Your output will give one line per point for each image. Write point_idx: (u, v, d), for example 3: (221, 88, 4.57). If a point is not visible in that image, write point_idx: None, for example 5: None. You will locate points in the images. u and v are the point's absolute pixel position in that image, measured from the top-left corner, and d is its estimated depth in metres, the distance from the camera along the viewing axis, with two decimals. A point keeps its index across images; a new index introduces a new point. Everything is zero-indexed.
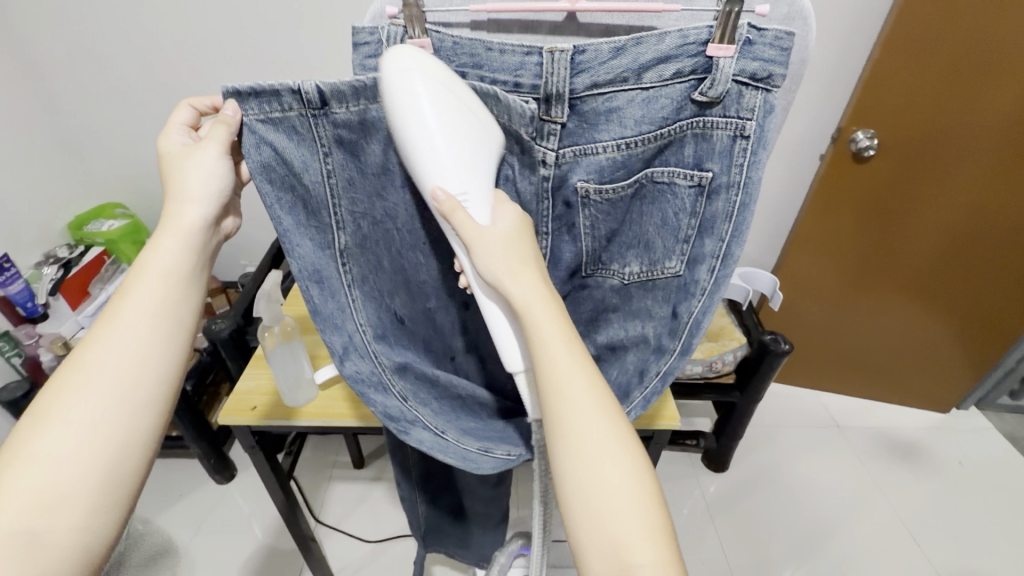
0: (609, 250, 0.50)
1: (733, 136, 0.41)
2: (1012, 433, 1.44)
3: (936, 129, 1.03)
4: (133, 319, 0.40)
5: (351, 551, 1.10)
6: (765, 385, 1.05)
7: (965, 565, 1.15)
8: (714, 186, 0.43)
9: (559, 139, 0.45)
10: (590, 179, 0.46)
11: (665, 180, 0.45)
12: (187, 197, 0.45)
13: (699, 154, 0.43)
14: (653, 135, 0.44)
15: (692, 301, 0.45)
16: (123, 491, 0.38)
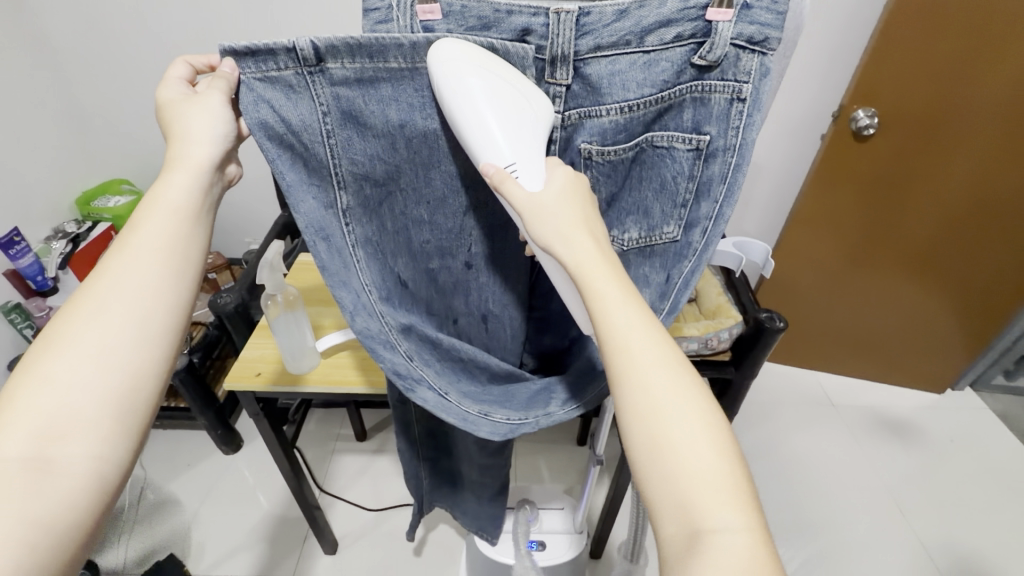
0: (609, 215, 0.48)
1: (731, 99, 0.40)
2: (1004, 413, 1.46)
3: (946, 103, 1.02)
4: (146, 248, 0.41)
5: (355, 518, 1.14)
6: (762, 360, 1.06)
7: (952, 538, 1.18)
8: (711, 150, 0.42)
9: (564, 102, 0.44)
10: (591, 141, 0.45)
11: (664, 145, 0.44)
12: (191, 132, 0.45)
13: (697, 119, 0.42)
14: (654, 98, 0.42)
15: (683, 263, 0.44)
16: (136, 420, 0.38)
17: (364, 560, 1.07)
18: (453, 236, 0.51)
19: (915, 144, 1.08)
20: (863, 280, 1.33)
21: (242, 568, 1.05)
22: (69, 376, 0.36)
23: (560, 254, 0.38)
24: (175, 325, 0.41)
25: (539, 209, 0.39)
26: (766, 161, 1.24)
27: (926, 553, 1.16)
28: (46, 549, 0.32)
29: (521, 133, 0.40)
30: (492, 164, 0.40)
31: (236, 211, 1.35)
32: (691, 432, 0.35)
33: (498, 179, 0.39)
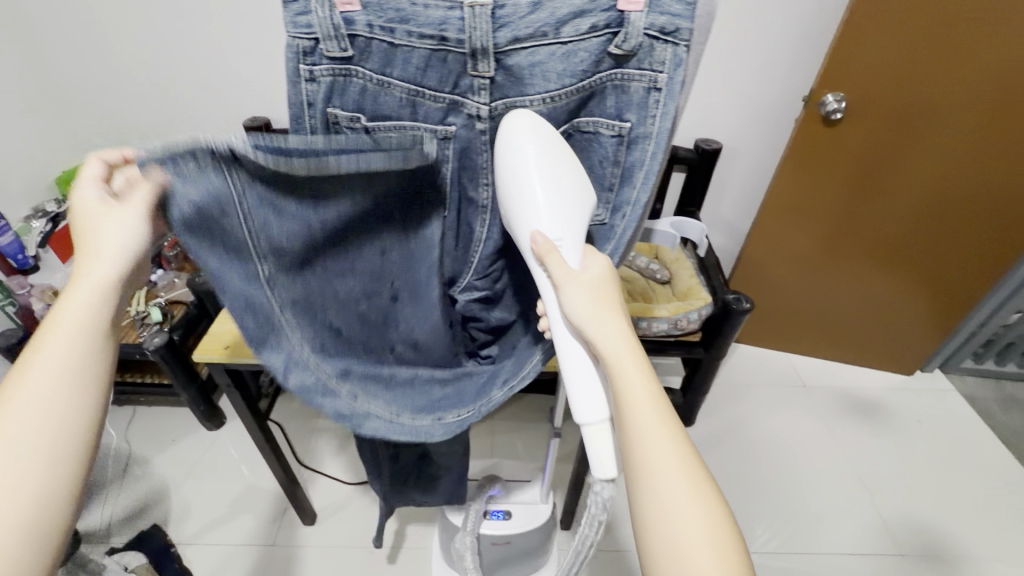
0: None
1: (648, 88, 0.42)
2: (970, 395, 1.50)
3: (910, 90, 1.03)
4: (44, 367, 0.40)
5: (334, 491, 1.18)
6: (729, 340, 1.09)
7: (911, 513, 1.23)
8: (633, 137, 0.44)
9: (490, 93, 0.43)
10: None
11: (590, 130, 0.46)
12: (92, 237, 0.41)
13: (619, 106, 0.44)
14: (575, 87, 0.43)
15: (606, 245, 0.48)
16: (48, 544, 0.38)
17: (343, 531, 1.11)
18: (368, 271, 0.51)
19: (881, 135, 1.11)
20: (833, 267, 1.36)
21: (225, 537, 1.09)
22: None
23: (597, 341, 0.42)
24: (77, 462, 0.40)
25: (574, 286, 0.43)
26: (742, 145, 1.26)
27: (884, 527, 1.20)
28: None
29: (566, 209, 0.43)
30: (540, 234, 0.43)
31: None
32: (696, 517, 0.40)
33: (544, 250, 0.42)
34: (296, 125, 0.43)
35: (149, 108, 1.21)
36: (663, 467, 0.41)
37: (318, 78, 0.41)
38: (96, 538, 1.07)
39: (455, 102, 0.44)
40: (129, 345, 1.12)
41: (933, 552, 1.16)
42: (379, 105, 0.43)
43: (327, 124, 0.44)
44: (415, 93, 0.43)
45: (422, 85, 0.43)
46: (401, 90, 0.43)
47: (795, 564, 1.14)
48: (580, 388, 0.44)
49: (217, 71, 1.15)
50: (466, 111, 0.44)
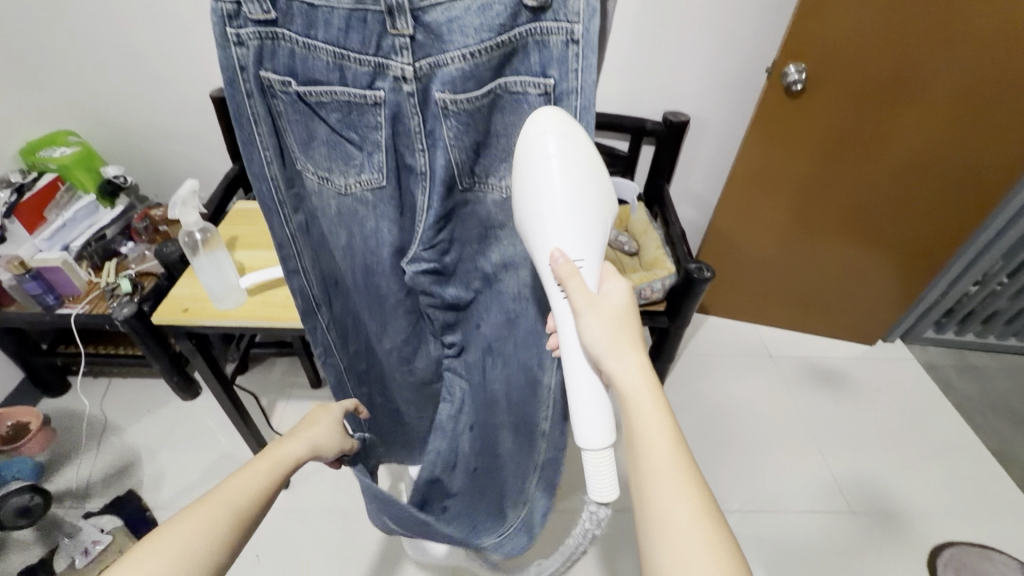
0: (481, 163, 0.52)
1: (566, 41, 0.44)
2: (930, 362, 1.56)
3: (867, 60, 1.05)
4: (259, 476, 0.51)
5: (308, 457, 1.21)
6: (692, 310, 1.12)
7: (864, 474, 1.28)
8: (558, 93, 0.47)
9: (411, 53, 0.44)
10: (444, 90, 0.45)
11: (518, 90, 0.48)
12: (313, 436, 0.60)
13: (542, 62, 0.46)
14: (495, 42, 0.44)
15: None
16: None
17: (316, 494, 1.15)
18: (295, 238, 0.53)
19: (849, 108, 1.13)
20: (803, 239, 1.39)
21: None
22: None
23: (607, 366, 0.48)
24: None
25: (595, 308, 0.49)
26: (709, 117, 1.27)
27: (838, 487, 1.25)
28: None
29: (580, 235, 0.47)
30: (562, 254, 0.47)
31: (189, 164, 1.37)
32: (690, 533, 0.41)
33: (566, 272, 0.47)
34: (230, 89, 0.43)
35: (113, 78, 1.20)
36: (664, 480, 0.43)
37: (246, 43, 0.42)
38: (77, 494, 1.11)
39: (379, 65, 0.44)
40: (99, 315, 1.11)
41: (882, 509, 1.22)
42: (309, 70, 0.44)
43: (262, 87, 0.44)
44: (341, 56, 0.44)
45: (346, 47, 0.43)
46: (328, 53, 0.43)
47: (750, 521, 1.19)
48: (584, 409, 0.50)
49: (182, 37, 1.14)
50: (391, 73, 0.44)
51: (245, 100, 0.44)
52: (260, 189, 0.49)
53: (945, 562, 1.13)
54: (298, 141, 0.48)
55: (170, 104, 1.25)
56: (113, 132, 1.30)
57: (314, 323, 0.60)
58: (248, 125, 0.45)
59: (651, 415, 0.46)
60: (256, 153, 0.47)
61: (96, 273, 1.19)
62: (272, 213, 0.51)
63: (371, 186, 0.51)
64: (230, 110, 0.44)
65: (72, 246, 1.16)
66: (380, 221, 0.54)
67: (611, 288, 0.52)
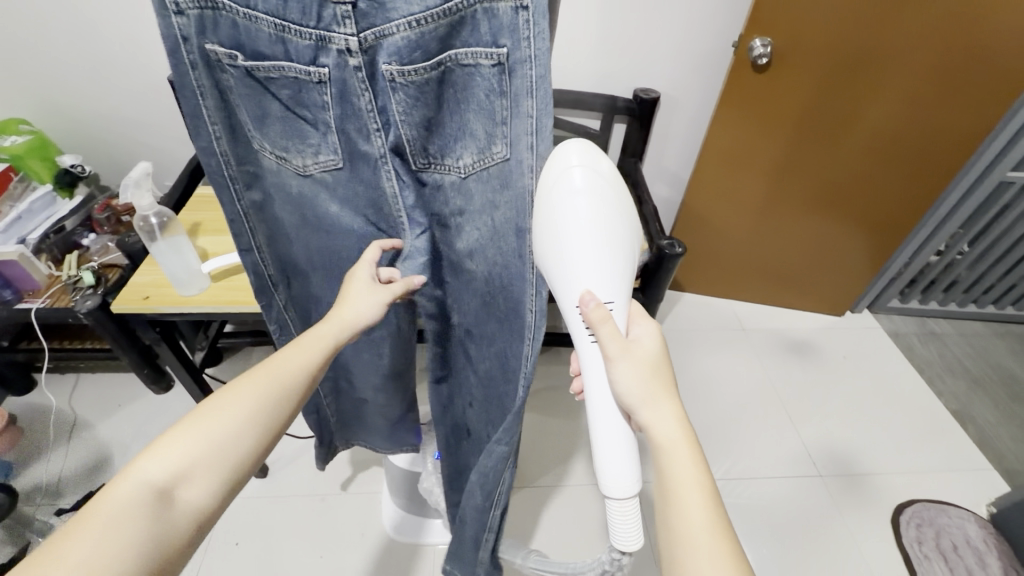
0: (435, 143, 0.49)
1: (516, 7, 0.40)
2: (895, 330, 1.61)
3: (830, 31, 1.06)
4: (310, 349, 0.52)
5: (286, 445, 1.21)
6: (664, 284, 1.16)
7: (830, 437, 1.33)
8: (512, 64, 0.42)
9: (355, 22, 0.42)
10: (390, 61, 0.43)
11: (469, 62, 0.43)
12: (355, 310, 0.56)
13: (493, 31, 0.41)
14: (441, 10, 0.40)
15: (523, 178, 0.47)
16: (237, 481, 0.45)
17: (295, 481, 1.15)
18: (247, 218, 0.54)
19: (817, 81, 1.14)
20: (774, 213, 1.42)
21: None
22: (142, 482, 0.40)
23: (641, 416, 0.49)
24: (245, 467, 0.45)
25: (624, 351, 0.49)
26: (679, 94, 1.28)
27: (806, 452, 1.30)
28: (149, 559, 0.38)
29: (610, 278, 0.47)
30: (592, 297, 0.47)
31: (151, 152, 1.32)
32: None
33: (597, 317, 0.46)
34: (173, 61, 0.41)
35: (63, 64, 1.15)
36: (701, 538, 0.43)
37: (185, 11, 0.40)
38: (54, 490, 1.09)
39: (321, 38, 0.43)
40: (60, 309, 1.08)
41: (848, 471, 1.26)
42: (253, 42, 0.42)
43: (207, 60, 0.43)
44: (281, 28, 0.42)
45: (285, 18, 0.42)
46: (268, 25, 0.42)
47: (723, 487, 1.23)
48: (616, 458, 0.50)
49: (133, 21, 1.10)
50: (334, 46, 0.43)
51: (190, 72, 0.42)
52: (209, 163, 0.49)
53: (908, 518, 1.18)
54: (251, 117, 0.47)
55: (126, 90, 1.20)
56: (67, 120, 1.25)
57: (271, 302, 0.63)
58: (193, 97, 0.44)
59: (686, 471, 0.47)
60: (204, 127, 0.46)
61: (56, 266, 1.15)
62: (223, 188, 0.51)
63: (328, 166, 0.51)
64: (174, 80, 0.42)
65: (29, 239, 1.12)
66: (337, 202, 0.55)
67: (639, 332, 0.52)
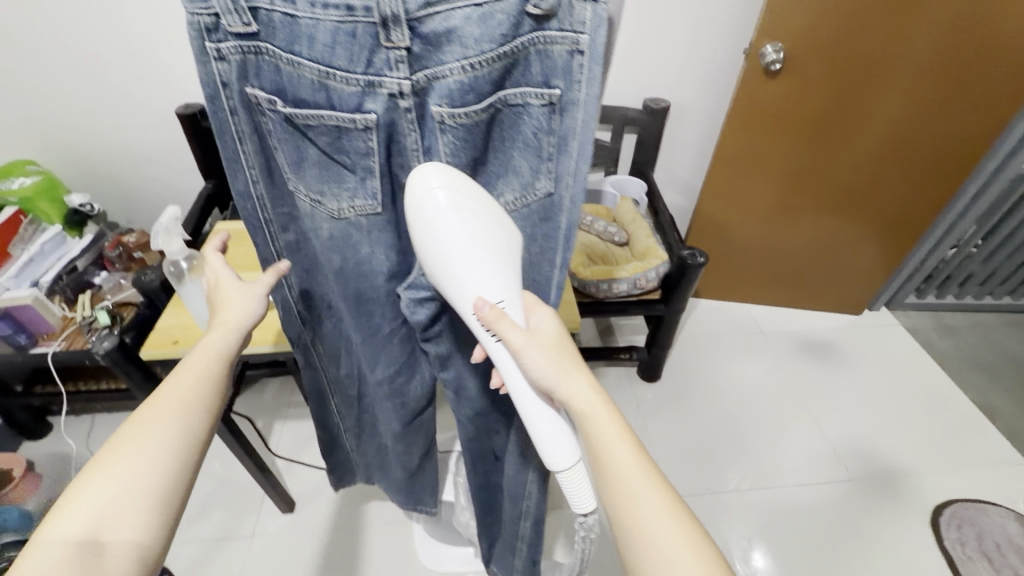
0: (478, 181, 0.47)
1: (571, 51, 0.40)
2: (913, 326, 1.60)
3: (844, 34, 1.06)
4: (199, 366, 0.50)
5: (313, 477, 1.18)
6: (686, 295, 1.15)
7: (860, 439, 1.31)
8: (563, 104, 0.42)
9: (408, 66, 0.39)
10: (441, 103, 0.41)
11: (518, 102, 0.42)
12: (238, 309, 0.53)
13: (545, 72, 0.41)
14: (496, 54, 0.39)
15: (559, 215, 0.49)
16: (171, 511, 0.44)
17: (322, 515, 1.12)
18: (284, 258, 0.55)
19: (830, 85, 1.13)
20: (787, 216, 1.41)
21: (205, 533, 1.08)
22: (59, 542, 0.40)
23: (554, 392, 0.47)
24: (172, 494, 0.44)
25: (530, 342, 0.47)
26: (687, 105, 1.28)
27: (838, 455, 1.28)
28: None
29: (499, 276, 0.45)
30: (485, 301, 0.45)
31: (158, 185, 1.31)
32: (677, 543, 0.42)
33: (493, 318, 0.45)
34: (212, 105, 0.41)
35: (71, 106, 1.14)
36: (639, 492, 0.44)
37: (227, 57, 0.39)
38: None
39: (369, 84, 0.40)
40: (77, 351, 1.05)
41: (882, 473, 1.25)
42: (295, 88, 0.40)
43: (247, 104, 0.42)
44: (326, 74, 0.39)
45: (331, 64, 0.39)
46: (312, 70, 0.39)
47: (756, 496, 1.21)
48: (547, 432, 0.50)
49: (141, 61, 1.09)
50: (385, 91, 0.40)
51: (229, 117, 0.42)
52: (244, 205, 0.49)
53: (948, 519, 1.16)
54: (288, 160, 0.45)
55: (133, 127, 1.20)
56: (74, 159, 1.24)
57: (302, 340, 0.65)
58: (233, 142, 0.44)
59: (609, 431, 0.46)
60: (241, 170, 0.46)
61: (70, 306, 1.12)
62: (258, 231, 0.52)
63: (366, 212, 0.47)
64: (213, 125, 0.43)
65: (42, 281, 1.10)
66: (375, 246, 0.51)
67: (539, 320, 0.50)
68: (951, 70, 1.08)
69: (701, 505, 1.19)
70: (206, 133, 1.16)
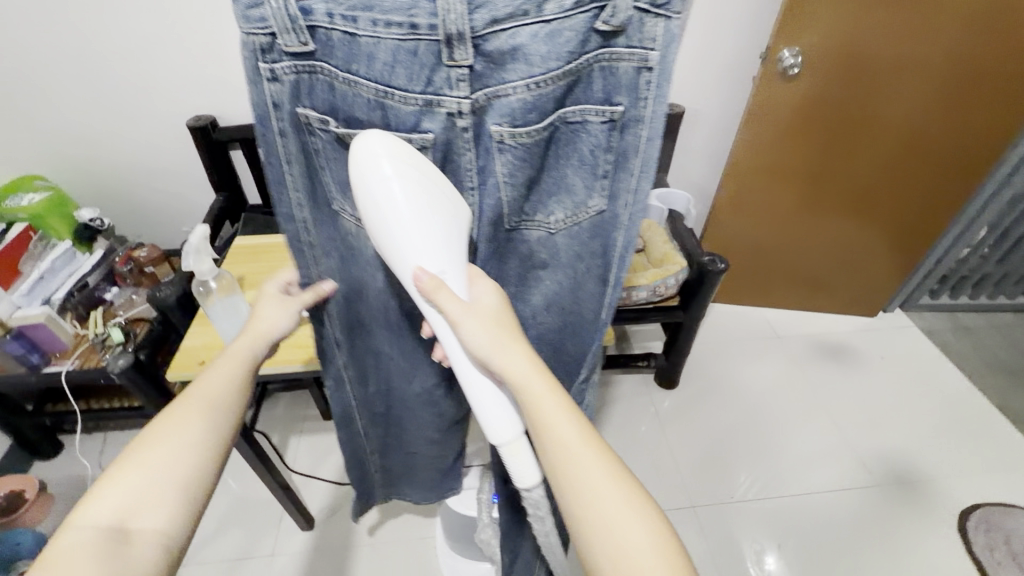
0: (532, 199, 0.46)
1: (639, 68, 0.40)
2: (928, 328, 1.59)
3: (864, 36, 1.05)
4: (234, 367, 0.49)
5: (332, 493, 1.16)
6: (705, 302, 1.14)
7: (881, 443, 1.30)
8: (625, 122, 0.42)
9: (470, 84, 0.38)
10: (502, 122, 0.40)
11: (578, 119, 0.42)
12: (268, 320, 0.52)
13: (608, 88, 0.41)
14: (562, 71, 0.38)
15: (616, 232, 0.50)
16: (199, 507, 0.43)
17: (343, 532, 1.10)
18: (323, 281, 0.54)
19: (848, 89, 1.13)
20: (801, 219, 1.40)
21: (224, 553, 1.06)
22: (94, 527, 0.39)
23: (491, 364, 0.45)
24: (203, 490, 0.44)
25: (474, 313, 0.45)
26: (702, 110, 1.27)
27: (860, 460, 1.27)
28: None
29: (441, 244, 0.42)
30: (424, 272, 0.42)
31: (168, 199, 1.29)
32: (618, 507, 0.41)
33: (432, 288, 0.42)
34: (262, 126, 0.41)
35: (81, 120, 1.13)
36: (578, 459, 0.42)
37: (280, 78, 0.39)
38: None
39: (428, 102, 0.39)
40: (92, 369, 1.03)
41: (905, 477, 1.24)
42: (348, 106, 0.41)
43: (297, 125, 0.42)
44: (383, 93, 0.39)
45: (390, 84, 0.38)
46: (369, 89, 0.39)
47: (780, 503, 1.20)
48: (488, 406, 0.48)
49: (153, 75, 1.08)
50: (444, 110, 0.39)
51: (278, 140, 0.42)
52: (289, 229, 0.48)
53: (975, 524, 1.15)
54: (335, 180, 0.46)
55: (143, 142, 1.18)
56: (83, 173, 1.22)
57: (332, 364, 0.64)
58: (280, 163, 0.44)
59: (545, 400, 0.44)
60: (287, 194, 0.46)
61: (81, 323, 1.12)
62: (299, 253, 0.51)
63: None
64: (262, 147, 0.42)
65: (54, 298, 1.08)
66: None
67: (480, 291, 0.47)
68: (970, 72, 1.08)
69: (725, 513, 1.18)
70: (218, 145, 1.14)
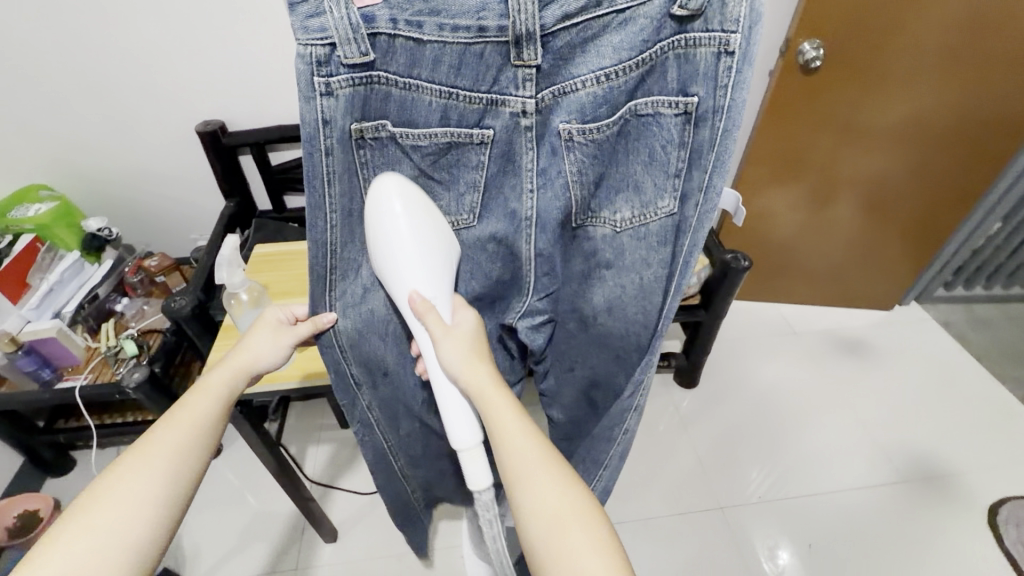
0: (600, 195, 0.54)
1: (719, 53, 0.43)
2: (945, 320, 1.59)
3: (884, 29, 1.04)
4: (199, 409, 0.51)
5: (352, 505, 1.14)
6: (728, 300, 1.12)
7: (905, 438, 1.29)
8: (699, 113, 0.46)
9: (535, 83, 0.47)
10: (570, 120, 0.49)
11: (649, 112, 0.48)
12: (252, 352, 0.57)
13: (682, 78, 0.46)
14: (633, 62, 0.46)
15: (682, 237, 0.52)
16: (152, 554, 0.43)
17: (367, 544, 1.08)
18: (368, 293, 0.57)
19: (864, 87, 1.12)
20: (816, 216, 1.39)
21: (245, 567, 1.04)
22: None
23: (457, 372, 0.50)
24: (155, 538, 0.44)
25: (454, 330, 0.52)
26: None
27: (885, 456, 1.26)
28: None
29: (431, 276, 0.51)
30: (418, 295, 0.51)
31: (177, 207, 1.27)
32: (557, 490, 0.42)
33: (422, 309, 0.51)
34: (308, 147, 0.45)
35: (87, 128, 1.10)
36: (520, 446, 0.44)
37: (334, 92, 0.43)
38: None
39: (492, 100, 0.47)
40: (106, 385, 0.99)
41: (932, 472, 1.23)
42: (411, 113, 0.47)
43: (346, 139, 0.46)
44: (449, 95, 0.47)
45: (455, 85, 0.46)
46: (434, 92, 0.46)
47: (808, 503, 1.18)
48: (452, 415, 0.51)
49: (161, 81, 1.06)
50: (509, 109, 0.48)
51: (323, 158, 0.46)
52: (312, 256, 0.51)
53: (1006, 519, 1.14)
54: None
55: (151, 149, 1.16)
56: (89, 183, 1.19)
57: (356, 403, 0.65)
58: (320, 186, 0.47)
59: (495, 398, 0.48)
60: (322, 215, 0.49)
61: (92, 336, 1.09)
62: (319, 279, 0.53)
63: (461, 226, 0.55)
64: (306, 169, 0.46)
65: (65, 313, 1.07)
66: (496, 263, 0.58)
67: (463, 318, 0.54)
68: (987, 63, 1.07)
69: (754, 514, 1.17)
70: (227, 150, 1.12)
